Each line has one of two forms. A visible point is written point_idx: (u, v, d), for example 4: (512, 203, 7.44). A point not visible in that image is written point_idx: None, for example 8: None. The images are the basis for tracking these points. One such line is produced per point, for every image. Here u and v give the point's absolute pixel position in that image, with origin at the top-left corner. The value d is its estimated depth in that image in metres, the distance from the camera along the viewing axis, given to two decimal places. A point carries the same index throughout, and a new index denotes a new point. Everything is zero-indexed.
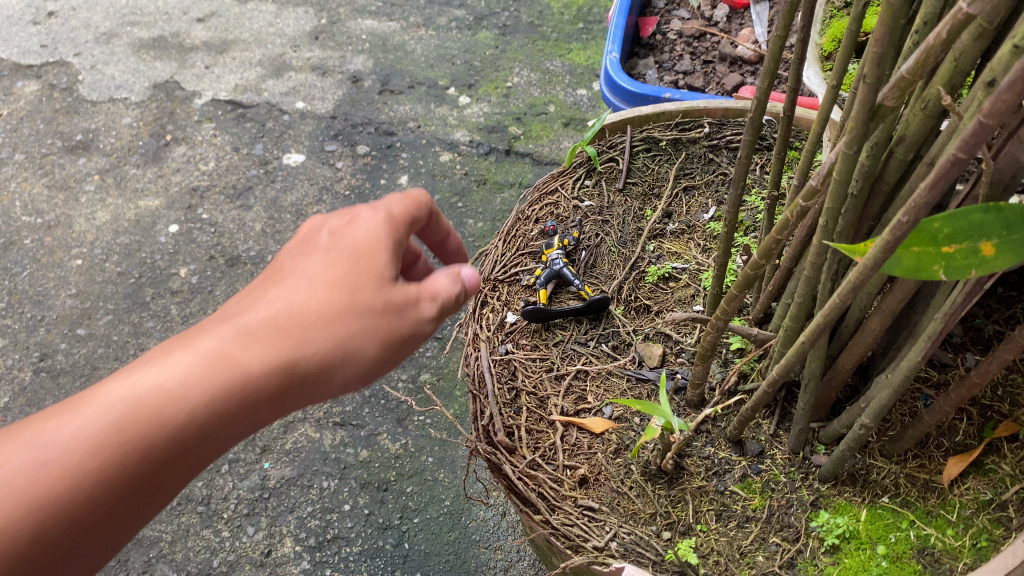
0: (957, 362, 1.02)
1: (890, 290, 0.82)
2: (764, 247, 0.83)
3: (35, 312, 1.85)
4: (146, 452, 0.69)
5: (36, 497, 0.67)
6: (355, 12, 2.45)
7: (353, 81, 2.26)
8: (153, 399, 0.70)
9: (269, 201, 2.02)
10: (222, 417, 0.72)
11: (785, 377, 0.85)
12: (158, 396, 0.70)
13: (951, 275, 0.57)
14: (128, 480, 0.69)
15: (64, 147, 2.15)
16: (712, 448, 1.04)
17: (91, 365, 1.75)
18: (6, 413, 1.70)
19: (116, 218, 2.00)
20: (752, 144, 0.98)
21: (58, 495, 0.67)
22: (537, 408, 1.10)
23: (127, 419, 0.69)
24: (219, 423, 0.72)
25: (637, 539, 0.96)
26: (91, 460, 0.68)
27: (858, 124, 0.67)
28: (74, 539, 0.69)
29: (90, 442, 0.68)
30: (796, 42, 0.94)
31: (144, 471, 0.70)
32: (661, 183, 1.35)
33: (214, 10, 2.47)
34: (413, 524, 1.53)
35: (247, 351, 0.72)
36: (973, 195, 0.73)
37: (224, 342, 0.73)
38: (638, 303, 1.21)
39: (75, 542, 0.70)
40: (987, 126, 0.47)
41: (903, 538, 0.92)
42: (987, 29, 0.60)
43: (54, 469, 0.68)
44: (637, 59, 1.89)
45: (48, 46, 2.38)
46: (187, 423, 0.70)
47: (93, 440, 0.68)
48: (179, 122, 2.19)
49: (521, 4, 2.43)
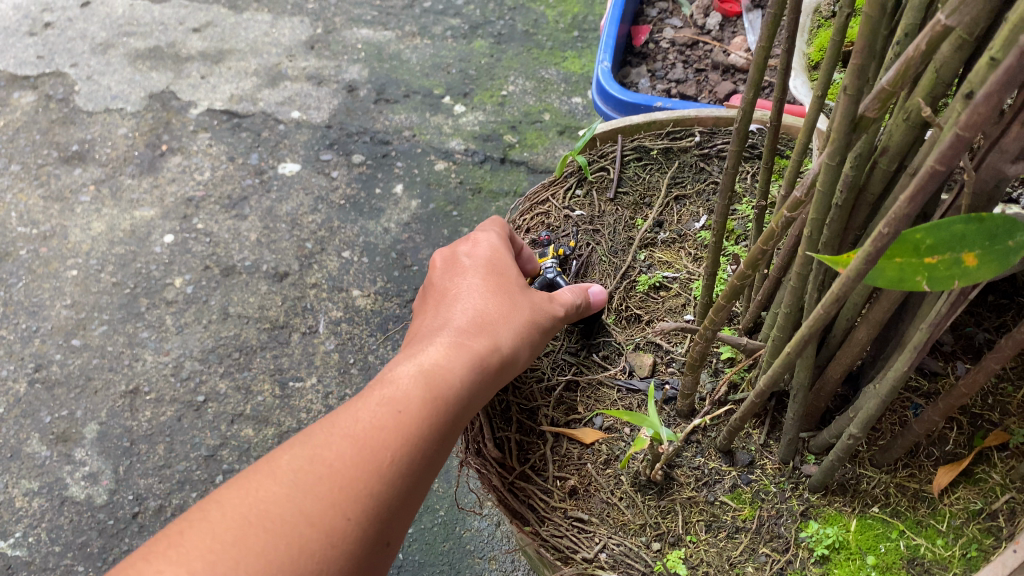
0: (947, 370, 1.01)
1: (877, 300, 0.82)
2: (750, 257, 0.83)
3: (30, 323, 1.85)
4: (439, 420, 0.81)
5: (375, 464, 0.75)
6: (350, 21, 2.46)
7: (348, 90, 2.27)
8: (429, 380, 0.83)
9: (264, 211, 2.02)
10: (475, 389, 0.87)
11: (773, 387, 0.85)
12: (429, 375, 0.84)
13: (933, 286, 0.56)
14: (432, 446, 0.80)
15: (60, 158, 2.15)
16: (702, 458, 1.04)
17: (86, 376, 1.76)
18: (1, 424, 1.70)
19: (111, 228, 2.00)
20: (739, 154, 0.98)
21: (392, 454, 0.77)
22: (527, 419, 1.10)
23: (421, 393, 0.82)
24: (473, 397, 0.86)
25: (627, 550, 0.97)
26: (405, 428, 0.78)
27: (840, 135, 0.66)
28: (396, 518, 0.76)
29: (397, 412, 0.79)
30: (782, 52, 0.93)
31: (439, 440, 0.81)
32: (652, 193, 1.35)
33: (210, 20, 2.48)
34: (407, 534, 1.53)
35: (483, 330, 0.94)
36: (957, 205, 0.73)
37: (465, 336, 0.92)
38: (628, 312, 1.21)
39: (395, 525, 0.76)
40: (963, 138, 0.47)
41: (893, 548, 0.92)
42: (966, 40, 0.60)
43: (379, 438, 0.77)
44: (630, 67, 1.89)
45: (45, 57, 2.39)
46: (456, 394, 0.84)
47: (401, 415, 0.79)
48: (174, 133, 2.19)
49: (516, 12, 2.43)
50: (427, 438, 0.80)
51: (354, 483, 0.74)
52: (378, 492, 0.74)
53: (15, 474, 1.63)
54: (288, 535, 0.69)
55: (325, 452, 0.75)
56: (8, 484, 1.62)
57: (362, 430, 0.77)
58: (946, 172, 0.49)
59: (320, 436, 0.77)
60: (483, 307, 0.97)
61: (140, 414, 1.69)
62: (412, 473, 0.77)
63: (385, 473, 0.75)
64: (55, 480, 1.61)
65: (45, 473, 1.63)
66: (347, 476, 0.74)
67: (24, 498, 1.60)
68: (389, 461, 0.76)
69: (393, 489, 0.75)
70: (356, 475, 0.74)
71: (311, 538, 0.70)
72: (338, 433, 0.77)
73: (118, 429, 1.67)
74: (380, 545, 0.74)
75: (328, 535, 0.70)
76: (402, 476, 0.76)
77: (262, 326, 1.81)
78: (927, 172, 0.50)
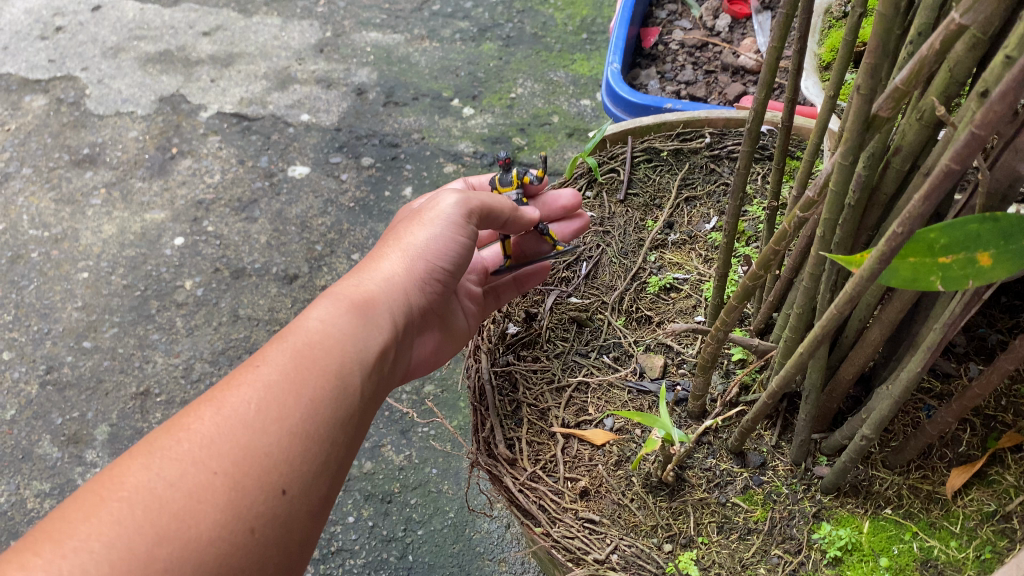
0: (960, 372, 1.01)
1: (889, 301, 0.82)
2: (762, 258, 0.83)
3: (42, 325, 1.86)
4: (311, 371, 0.84)
5: (243, 422, 0.78)
6: (360, 24, 2.46)
7: (357, 93, 2.27)
8: (295, 347, 0.86)
9: (274, 213, 2.02)
10: (357, 340, 0.90)
11: (785, 388, 0.85)
12: (298, 335, 0.87)
13: (948, 286, 0.56)
14: (309, 396, 0.82)
15: (71, 161, 2.16)
16: (714, 459, 1.04)
17: (97, 378, 1.76)
18: (12, 426, 1.71)
19: (122, 231, 2.01)
20: (750, 156, 0.98)
21: (259, 409, 0.79)
22: (538, 420, 1.11)
23: (291, 356, 0.85)
24: (357, 345, 0.90)
25: (638, 551, 0.96)
26: (272, 385, 0.82)
27: (854, 135, 0.66)
28: (286, 467, 0.78)
29: (261, 376, 0.82)
30: (793, 52, 0.93)
31: (324, 387, 0.84)
32: (662, 194, 1.35)
33: (220, 23, 2.49)
34: (417, 536, 1.53)
35: (362, 285, 0.97)
36: (971, 205, 0.73)
37: (342, 293, 0.95)
38: (639, 314, 1.21)
39: (285, 473, 0.78)
40: (978, 136, 0.47)
41: (906, 550, 0.91)
42: (982, 39, 0.60)
43: (241, 400, 0.80)
44: (639, 69, 1.89)
45: (56, 61, 2.40)
46: (332, 345, 0.88)
47: (267, 377, 0.82)
48: (184, 135, 2.20)
49: (525, 15, 2.44)
50: (300, 392, 0.82)
51: (221, 444, 0.76)
52: (254, 447, 0.77)
53: (26, 476, 1.63)
54: (149, 501, 0.71)
55: (190, 425, 0.77)
56: (20, 486, 1.62)
57: (226, 399, 0.80)
58: (963, 171, 0.49)
59: (184, 413, 0.80)
60: (365, 270, 1.01)
61: (151, 415, 1.70)
62: (294, 424, 0.80)
63: (253, 429, 0.78)
64: (66, 482, 1.62)
65: (56, 474, 1.63)
66: (213, 440, 0.76)
67: (35, 499, 1.60)
68: (256, 416, 0.79)
69: (267, 443, 0.78)
70: (224, 436, 0.77)
71: (173, 502, 0.71)
72: (201, 405, 0.80)
73: (129, 431, 1.68)
74: (264, 496, 0.76)
75: (193, 493, 0.72)
76: (279, 428, 0.79)
77: (272, 328, 1.81)
78: (943, 171, 0.50)
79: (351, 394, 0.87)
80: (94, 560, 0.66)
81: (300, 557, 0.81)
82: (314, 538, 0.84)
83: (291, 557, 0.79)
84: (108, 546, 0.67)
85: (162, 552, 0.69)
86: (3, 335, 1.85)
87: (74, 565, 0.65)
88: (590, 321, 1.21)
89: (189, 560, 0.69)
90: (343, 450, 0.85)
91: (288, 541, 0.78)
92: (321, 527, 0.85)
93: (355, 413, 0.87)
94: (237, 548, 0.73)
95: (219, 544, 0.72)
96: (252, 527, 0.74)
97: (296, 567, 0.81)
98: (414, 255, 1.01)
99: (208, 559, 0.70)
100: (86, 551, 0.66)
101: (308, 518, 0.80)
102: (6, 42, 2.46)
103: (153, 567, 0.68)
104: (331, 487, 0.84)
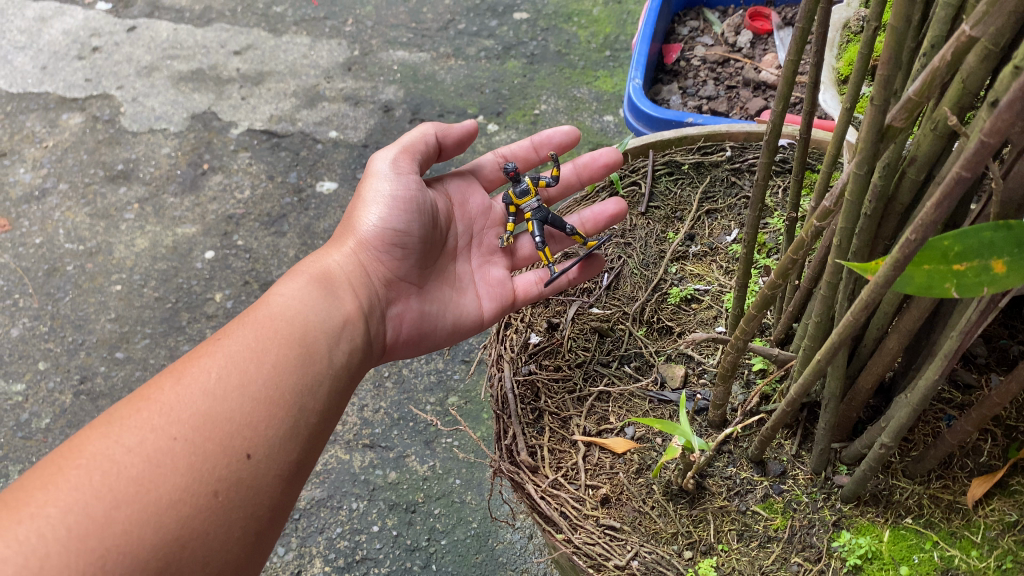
0: (981, 382, 1.01)
1: (907, 309, 0.83)
2: (781, 266, 0.84)
3: (77, 336, 1.90)
4: (270, 343, 0.96)
5: (203, 391, 0.88)
6: (387, 43, 2.50)
7: (384, 111, 2.31)
8: (249, 325, 0.97)
9: (302, 228, 2.07)
10: (317, 314, 1.02)
11: (803, 396, 0.86)
12: (258, 314, 0.99)
13: (962, 293, 0.56)
14: (269, 366, 0.93)
15: (106, 177, 2.22)
16: (734, 468, 1.04)
17: (128, 388, 1.80)
18: (47, 434, 1.75)
19: (154, 244, 2.06)
20: (769, 168, 1.00)
21: (219, 379, 0.90)
22: (559, 428, 1.13)
23: (246, 334, 0.96)
24: (317, 317, 1.01)
25: (658, 558, 0.97)
26: (232, 357, 0.93)
27: (867, 144, 0.68)
28: (249, 434, 0.88)
29: (224, 350, 0.93)
30: (810, 67, 0.95)
31: (284, 358, 0.95)
32: (683, 207, 1.37)
33: (250, 43, 2.54)
34: (441, 546, 1.55)
35: (321, 265, 1.11)
36: (986, 214, 0.74)
37: (303, 273, 1.08)
38: (660, 324, 1.22)
39: (248, 438, 0.87)
40: (989, 144, 0.49)
41: (926, 559, 0.92)
42: (993, 50, 0.61)
43: (202, 372, 0.91)
44: (661, 85, 1.91)
45: (92, 80, 2.46)
46: (292, 318, 0.99)
47: (229, 351, 0.93)
48: (215, 152, 2.25)
49: (549, 33, 2.47)
50: (261, 362, 0.93)
51: (181, 413, 0.86)
52: (215, 415, 0.87)
53: None
54: (104, 465, 0.79)
55: (153, 398, 0.87)
56: None
57: (187, 373, 0.91)
58: (973, 179, 0.51)
59: (148, 388, 0.90)
60: (327, 249, 1.14)
61: None
62: (255, 391, 0.91)
63: (215, 398, 0.88)
64: None
65: None
66: (175, 410, 0.86)
67: None
68: (218, 386, 0.89)
69: (229, 410, 0.88)
70: (186, 406, 0.87)
71: (128, 465, 0.80)
72: (166, 379, 0.90)
73: None
74: (228, 460, 0.85)
75: (153, 458, 0.81)
76: (241, 395, 0.90)
77: None
78: (955, 179, 0.51)
79: (314, 364, 0.97)
80: (51, 524, 0.74)
81: (272, 525, 0.89)
82: (287, 507, 0.92)
83: (261, 523, 0.87)
84: (67, 511, 0.75)
85: (121, 515, 0.76)
86: (38, 346, 1.89)
87: (31, 529, 0.73)
88: (611, 331, 1.23)
89: (148, 521, 0.77)
90: (312, 419, 0.94)
91: (257, 505, 0.87)
92: (294, 496, 0.93)
93: (321, 381, 0.97)
94: (200, 510, 0.81)
95: (180, 506, 0.80)
96: (215, 490, 0.83)
97: (268, 534, 0.89)
98: (366, 217, 1.12)
99: (166, 520, 0.79)
100: (43, 516, 0.74)
101: (277, 483, 0.89)
102: (45, 62, 2.53)
103: (111, 528, 0.75)
104: (303, 453, 0.93)
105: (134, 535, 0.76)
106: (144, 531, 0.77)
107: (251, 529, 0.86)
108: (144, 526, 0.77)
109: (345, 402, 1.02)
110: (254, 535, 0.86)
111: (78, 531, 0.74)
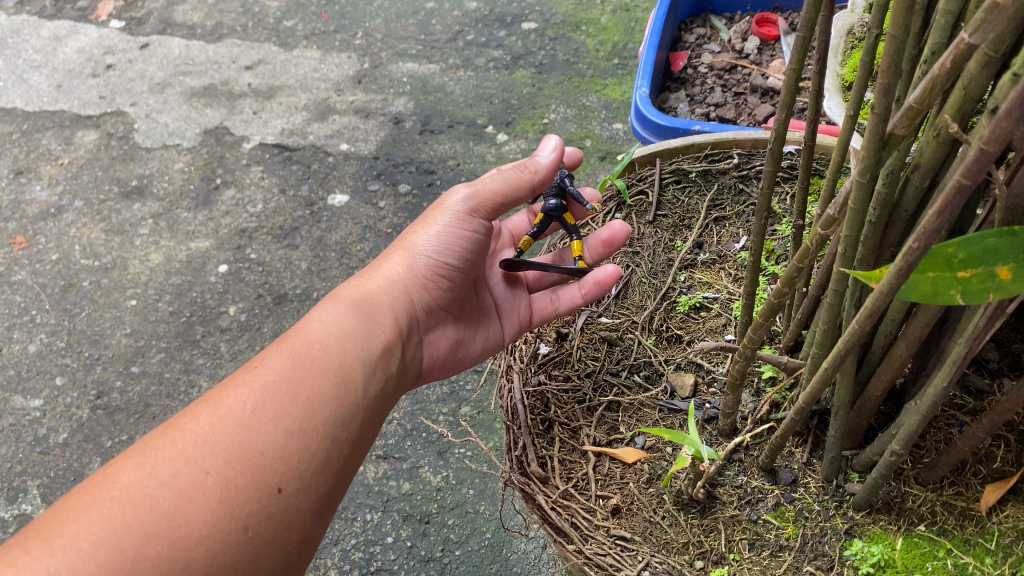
0: (993, 388, 1.00)
1: (915, 316, 0.82)
2: (787, 275, 0.84)
3: (92, 351, 1.92)
4: (307, 373, 0.96)
5: (238, 423, 0.89)
6: (396, 55, 2.52)
7: (394, 122, 2.33)
8: (288, 355, 0.97)
9: (314, 241, 2.08)
10: (354, 343, 1.02)
11: (812, 404, 0.85)
12: (296, 342, 0.99)
13: (968, 300, 0.56)
14: (305, 398, 0.93)
15: (120, 193, 2.24)
16: (744, 477, 1.04)
17: (144, 403, 1.82)
18: (64, 449, 1.77)
19: (169, 259, 2.08)
20: (773, 176, 0.99)
21: (256, 410, 0.91)
22: (569, 439, 1.13)
23: (285, 367, 0.96)
24: (355, 347, 1.01)
25: (670, 568, 0.97)
26: (269, 387, 0.93)
27: (868, 153, 0.67)
28: (281, 467, 0.88)
29: (260, 379, 0.94)
30: (813, 74, 0.95)
31: (320, 389, 0.95)
32: (692, 215, 1.37)
33: (262, 57, 2.56)
34: (455, 556, 1.55)
35: (362, 289, 1.10)
36: (991, 220, 0.74)
37: (342, 298, 1.08)
38: (669, 333, 1.22)
39: (280, 472, 0.88)
40: (988, 152, 0.48)
41: (940, 567, 0.92)
42: (991, 59, 0.61)
43: (239, 403, 0.91)
44: (668, 93, 1.91)
45: (107, 97, 2.49)
46: (330, 348, 1.00)
47: (265, 381, 0.94)
48: (228, 166, 2.27)
49: (557, 42, 2.47)
50: (296, 394, 0.93)
51: (215, 446, 0.86)
52: (249, 449, 0.87)
53: None
54: (137, 498, 0.80)
55: (187, 427, 0.88)
56: None
57: (223, 403, 0.91)
58: (973, 185, 0.50)
59: (184, 417, 0.90)
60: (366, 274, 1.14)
61: None
62: (289, 424, 0.91)
63: (250, 430, 0.89)
64: None
65: None
66: (209, 442, 0.87)
67: None
68: (254, 417, 0.90)
69: (263, 444, 0.88)
70: (221, 437, 0.87)
71: (162, 499, 0.81)
72: (201, 408, 0.91)
73: None
74: (264, 495, 0.86)
75: (185, 492, 0.82)
76: (275, 427, 0.90)
77: None
78: (955, 187, 0.51)
79: (350, 396, 0.97)
80: (81, 556, 0.75)
81: (299, 555, 0.90)
82: (315, 536, 0.93)
83: (288, 557, 0.88)
84: (97, 544, 0.76)
85: (151, 550, 0.78)
86: (55, 361, 1.91)
87: (61, 562, 0.74)
88: (620, 340, 1.23)
89: (177, 556, 0.79)
90: (343, 451, 0.95)
91: (285, 539, 0.87)
92: (323, 526, 0.94)
93: (354, 413, 0.97)
94: (231, 545, 0.82)
95: (211, 541, 0.81)
96: (246, 526, 0.84)
97: (295, 563, 0.90)
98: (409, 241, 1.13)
99: (196, 555, 0.79)
100: (74, 549, 0.75)
101: (306, 516, 0.90)
102: (60, 80, 2.56)
103: (140, 563, 0.76)
104: (331, 486, 0.93)
105: (162, 570, 0.77)
106: (172, 567, 0.78)
107: (279, 561, 0.87)
108: (174, 561, 0.78)
109: (376, 430, 1.02)
110: (281, 567, 0.87)
111: (107, 566, 0.75)
